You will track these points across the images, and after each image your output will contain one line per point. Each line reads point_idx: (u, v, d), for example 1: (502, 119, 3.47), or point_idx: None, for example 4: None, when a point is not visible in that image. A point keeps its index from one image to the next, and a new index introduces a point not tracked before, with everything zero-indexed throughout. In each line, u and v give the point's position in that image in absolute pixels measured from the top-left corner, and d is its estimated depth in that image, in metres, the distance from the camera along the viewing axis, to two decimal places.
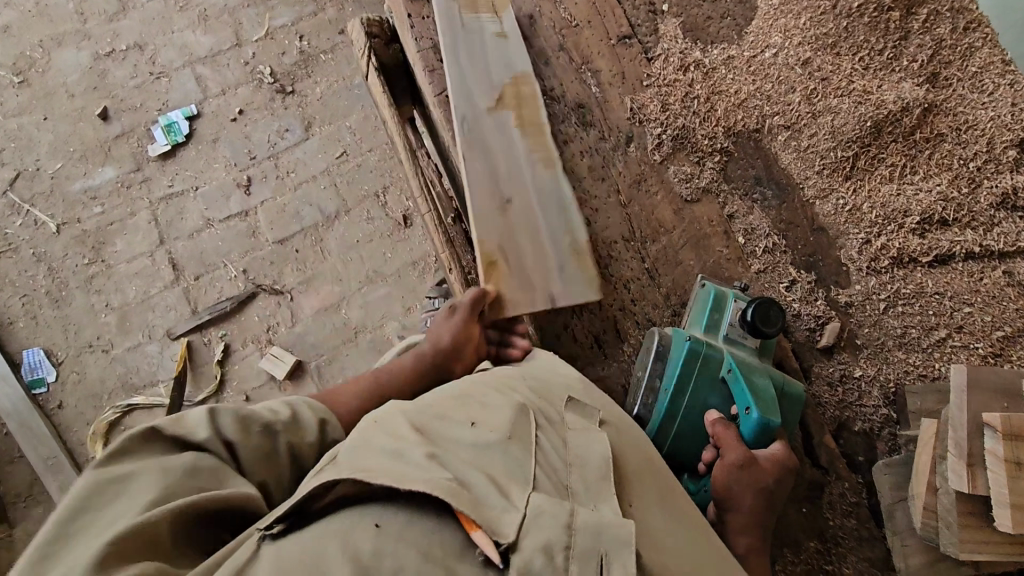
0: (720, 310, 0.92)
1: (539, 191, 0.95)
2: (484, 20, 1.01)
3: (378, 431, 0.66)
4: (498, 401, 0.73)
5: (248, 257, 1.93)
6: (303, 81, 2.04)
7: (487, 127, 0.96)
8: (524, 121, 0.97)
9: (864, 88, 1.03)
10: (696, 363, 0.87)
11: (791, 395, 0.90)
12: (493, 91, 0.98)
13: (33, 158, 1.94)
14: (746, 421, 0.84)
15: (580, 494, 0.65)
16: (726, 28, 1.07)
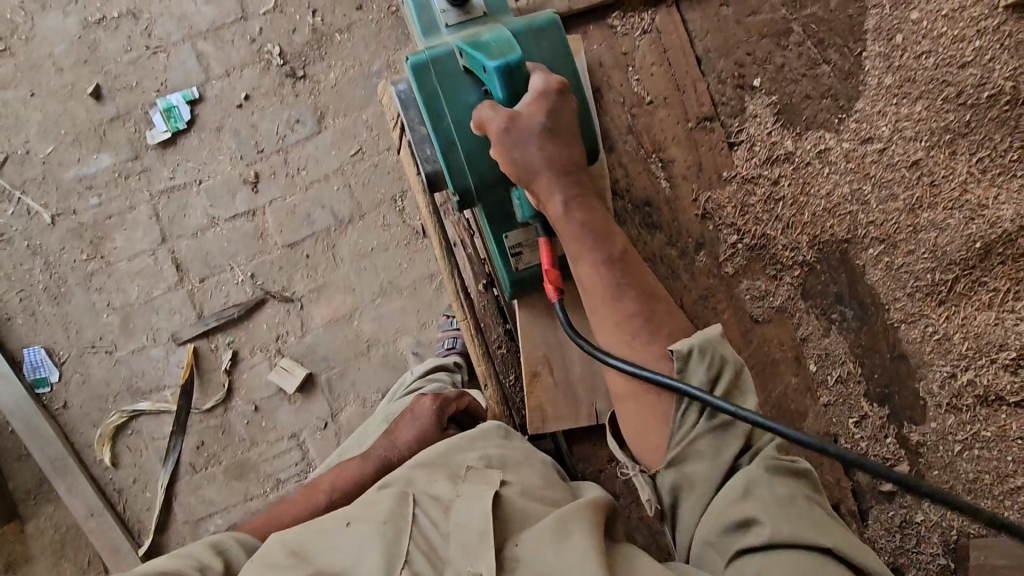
0: (438, 48, 0.93)
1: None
2: (552, 77, 0.89)
3: (258, 565, 0.77)
4: (381, 496, 0.85)
5: (256, 261, 1.81)
6: (316, 63, 1.83)
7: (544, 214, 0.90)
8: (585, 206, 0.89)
9: (977, 199, 0.88)
10: (429, 77, 0.92)
11: (533, 26, 0.88)
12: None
13: (22, 139, 1.77)
14: (491, 81, 0.83)
15: (455, 560, 0.75)
16: (824, 111, 0.92)
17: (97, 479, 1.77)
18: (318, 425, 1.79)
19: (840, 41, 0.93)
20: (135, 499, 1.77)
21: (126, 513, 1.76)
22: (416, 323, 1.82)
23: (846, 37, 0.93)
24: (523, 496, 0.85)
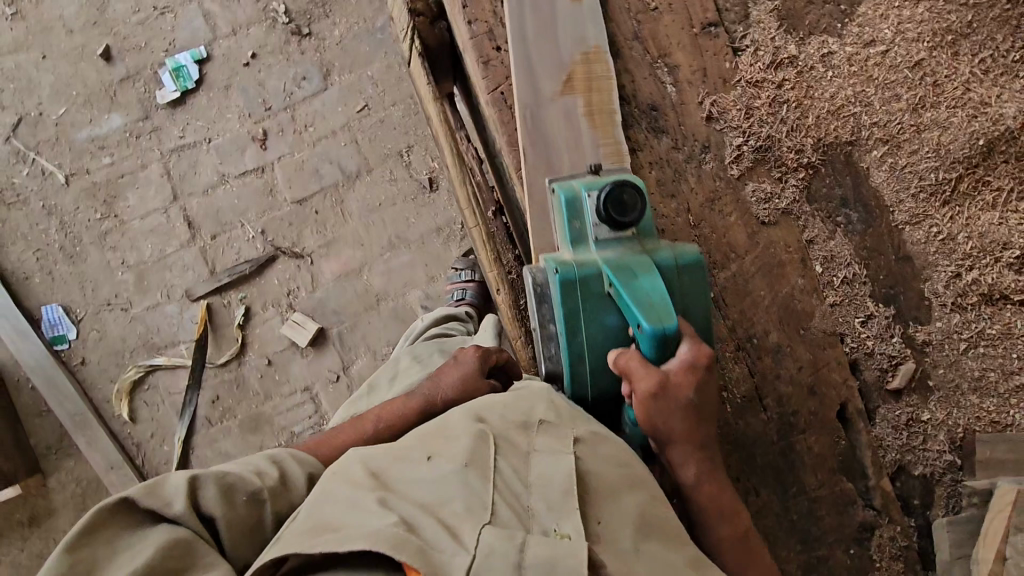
0: (580, 216, 0.82)
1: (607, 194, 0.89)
2: None
3: (338, 485, 0.69)
4: (460, 432, 0.75)
5: (266, 217, 1.84)
6: (321, 21, 1.85)
7: (550, 114, 0.88)
8: (591, 106, 0.88)
9: (980, 98, 0.89)
10: (574, 294, 0.80)
11: (684, 265, 0.78)
12: (559, 72, 0.88)
13: (35, 101, 1.80)
14: (642, 338, 0.74)
15: (540, 515, 0.66)
16: (828, 16, 0.92)
17: (115, 434, 1.80)
18: (330, 378, 1.82)
19: None
20: (153, 453, 1.80)
21: (145, 466, 1.80)
22: (425, 276, 1.85)
23: None
24: (599, 456, 0.75)
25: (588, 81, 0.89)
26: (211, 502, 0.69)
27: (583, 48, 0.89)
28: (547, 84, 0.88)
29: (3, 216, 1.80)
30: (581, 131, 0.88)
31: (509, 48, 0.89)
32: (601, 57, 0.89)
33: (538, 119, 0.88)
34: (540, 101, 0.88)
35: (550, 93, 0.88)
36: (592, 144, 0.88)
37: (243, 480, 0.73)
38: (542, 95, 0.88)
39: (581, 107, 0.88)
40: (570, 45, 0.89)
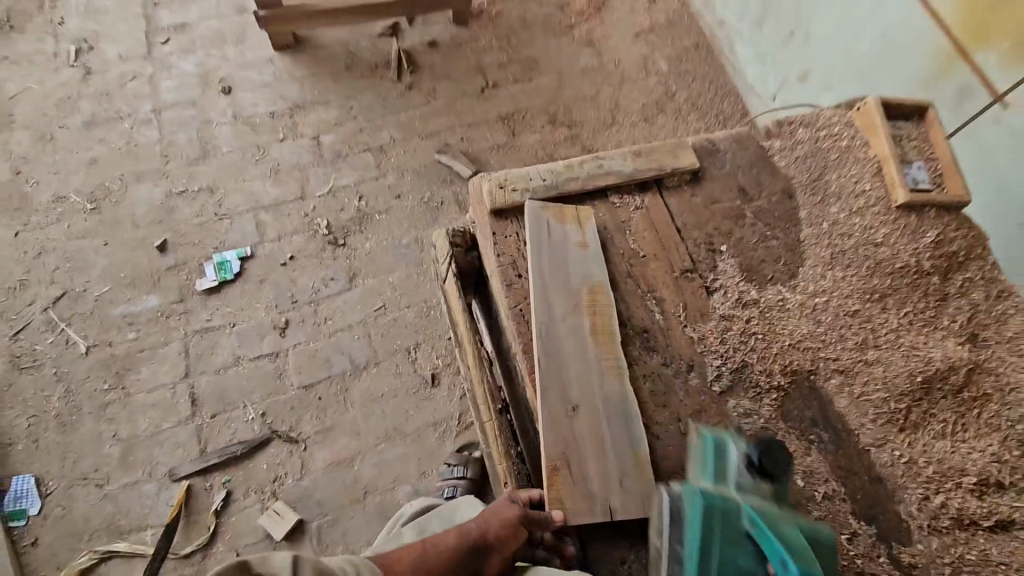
0: (722, 459, 0.92)
1: (608, 400, 1.03)
2: (569, 232, 1.12)
3: None
4: None
5: (270, 399, 1.91)
6: (356, 236, 2.17)
7: (562, 335, 1.06)
8: (596, 328, 1.06)
9: (910, 343, 1.09)
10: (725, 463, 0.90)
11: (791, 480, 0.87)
12: (570, 299, 1.08)
13: (84, 279, 1.99)
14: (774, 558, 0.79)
15: None
16: (779, 271, 1.16)
17: None
18: None
19: (782, 224, 1.21)
20: None
21: None
22: (416, 471, 1.86)
23: (787, 221, 1.21)
24: None
25: (593, 307, 1.08)
26: None
27: (589, 283, 1.09)
28: (560, 307, 1.07)
29: (11, 380, 1.84)
30: (589, 353, 1.05)
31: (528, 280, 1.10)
32: (603, 295, 1.08)
33: (553, 336, 1.06)
34: (558, 323, 1.07)
35: (562, 314, 1.07)
36: (597, 359, 1.04)
37: None
38: (556, 319, 1.07)
39: (588, 329, 1.06)
40: (579, 278, 1.09)
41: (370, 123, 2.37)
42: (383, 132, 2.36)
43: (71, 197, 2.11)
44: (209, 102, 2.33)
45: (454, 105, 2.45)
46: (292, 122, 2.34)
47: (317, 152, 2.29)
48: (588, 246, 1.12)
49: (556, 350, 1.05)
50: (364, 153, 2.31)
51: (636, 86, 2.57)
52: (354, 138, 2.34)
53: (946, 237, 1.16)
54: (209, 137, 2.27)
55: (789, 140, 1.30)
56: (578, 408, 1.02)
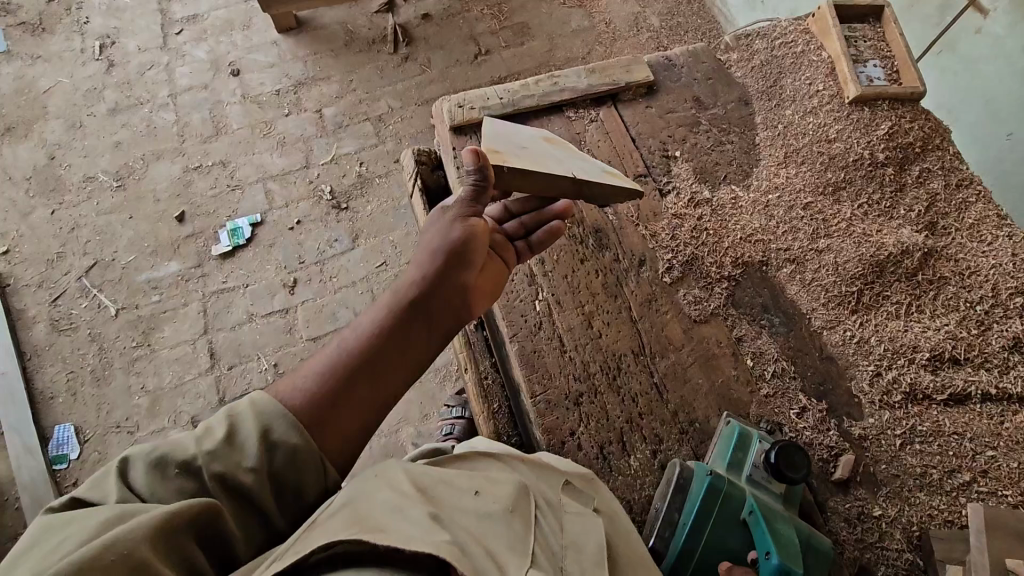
0: (744, 449, 0.93)
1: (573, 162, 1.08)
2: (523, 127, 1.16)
3: (372, 498, 0.64)
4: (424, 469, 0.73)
5: (281, 351, 2.04)
6: (357, 199, 2.29)
7: (526, 135, 1.11)
8: (556, 142, 1.14)
9: (864, 231, 1.11)
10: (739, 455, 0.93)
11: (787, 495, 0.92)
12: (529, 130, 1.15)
13: (112, 250, 2.17)
14: (766, 550, 0.84)
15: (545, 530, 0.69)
16: (733, 172, 1.20)
17: None
18: None
19: (737, 129, 1.24)
20: None
21: None
22: (419, 414, 1.94)
23: (742, 127, 1.24)
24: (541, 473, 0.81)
25: (552, 138, 1.15)
26: (249, 442, 0.74)
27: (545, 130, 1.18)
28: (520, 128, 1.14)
29: (51, 341, 2.03)
30: (552, 146, 1.11)
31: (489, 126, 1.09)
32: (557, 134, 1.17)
33: (516, 130, 1.11)
34: (519, 129, 1.12)
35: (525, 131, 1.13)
36: (559, 151, 1.11)
37: (176, 450, 0.72)
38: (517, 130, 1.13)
39: (549, 140, 1.13)
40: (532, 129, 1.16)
41: (369, 95, 2.49)
42: (380, 102, 2.47)
43: (99, 177, 2.29)
44: (220, 84, 2.49)
45: (448, 72, 2.54)
46: (296, 98, 2.47)
47: (320, 124, 2.42)
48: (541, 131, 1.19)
49: (516, 133, 1.09)
50: (364, 123, 2.43)
51: (628, 43, 2.61)
52: (354, 109, 2.46)
53: (900, 129, 1.19)
54: (221, 116, 2.42)
55: (746, 51, 1.32)
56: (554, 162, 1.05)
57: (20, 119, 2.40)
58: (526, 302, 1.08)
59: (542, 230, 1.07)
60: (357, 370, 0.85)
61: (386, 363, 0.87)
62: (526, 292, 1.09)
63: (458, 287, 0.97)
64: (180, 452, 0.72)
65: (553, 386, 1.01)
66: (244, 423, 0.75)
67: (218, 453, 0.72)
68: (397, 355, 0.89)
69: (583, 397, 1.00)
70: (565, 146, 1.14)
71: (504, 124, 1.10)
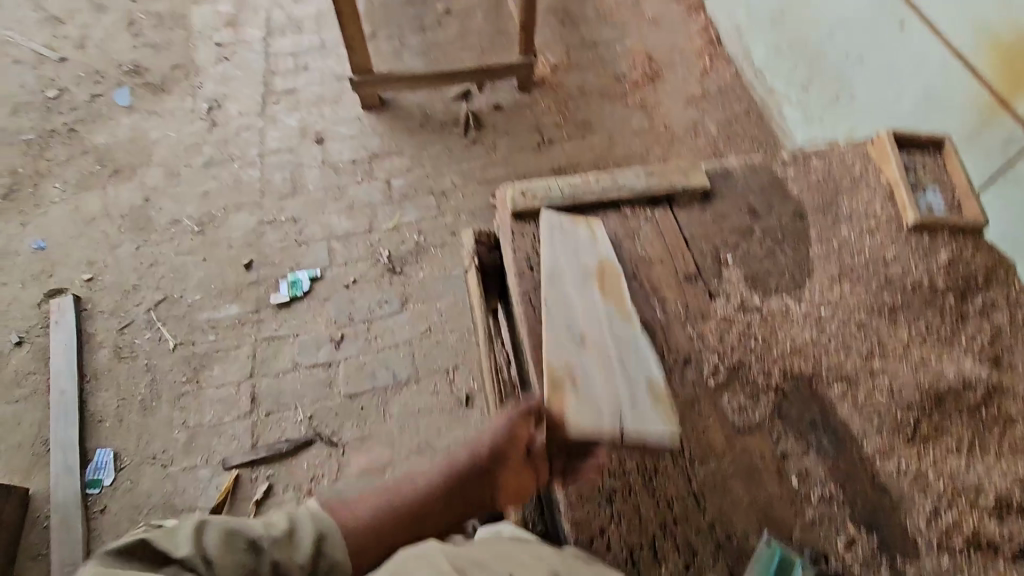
0: None
1: (617, 340, 1.14)
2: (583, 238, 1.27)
3: None
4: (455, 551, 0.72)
5: (318, 404, 2.08)
6: (412, 265, 2.39)
7: (575, 294, 1.19)
8: (606, 289, 1.20)
9: (921, 358, 1.08)
10: None
11: None
12: (582, 269, 1.22)
13: (182, 288, 2.33)
14: None
15: None
16: (785, 282, 1.20)
17: None
18: None
19: (792, 240, 1.26)
20: None
21: None
22: None
23: (796, 238, 1.26)
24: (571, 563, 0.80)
25: (603, 275, 1.22)
26: (304, 544, 0.82)
27: (598, 257, 1.24)
28: (573, 273, 1.22)
29: (111, 366, 2.14)
30: (599, 308, 1.17)
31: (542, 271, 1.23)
32: (612, 266, 1.23)
33: (568, 296, 1.19)
34: (570, 285, 1.20)
35: (576, 280, 1.21)
36: (606, 313, 1.17)
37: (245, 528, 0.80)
38: (569, 280, 1.21)
39: (599, 292, 1.19)
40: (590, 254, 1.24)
41: (436, 171, 2.67)
42: (445, 178, 2.64)
43: (184, 221, 2.51)
44: (304, 149, 2.74)
45: (511, 157, 2.71)
46: (370, 168, 2.68)
47: (387, 193, 2.60)
48: (597, 239, 1.27)
49: (563, 283, 1.20)
50: (427, 196, 2.59)
51: (684, 147, 2.73)
52: (421, 183, 2.63)
53: (960, 258, 1.18)
54: (301, 178, 2.64)
55: (803, 166, 1.37)
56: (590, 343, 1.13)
57: (127, 164, 2.68)
58: (567, 388, 1.09)
59: (581, 470, 1.01)
60: (397, 513, 0.96)
61: (419, 518, 0.97)
62: (568, 377, 1.10)
63: (493, 478, 1.03)
64: (251, 531, 0.80)
65: (586, 480, 1.00)
66: (305, 529, 0.84)
67: (279, 546, 0.80)
68: (429, 516, 0.98)
69: (616, 495, 0.99)
70: (615, 289, 1.20)
71: (558, 264, 1.22)
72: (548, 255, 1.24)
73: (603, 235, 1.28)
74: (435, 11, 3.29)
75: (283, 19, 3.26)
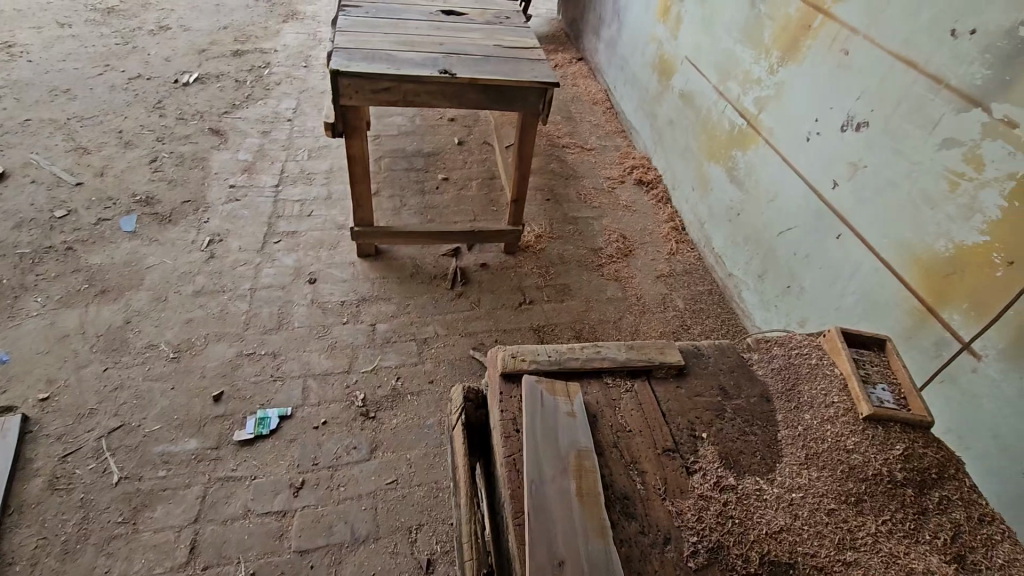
0: None
1: (589, 527, 1.10)
2: (560, 410, 1.31)
3: None
4: None
5: (264, 559, 1.90)
6: (386, 410, 2.38)
7: (549, 492, 1.15)
8: (581, 488, 1.16)
9: (890, 551, 1.12)
10: None
11: None
12: (557, 458, 1.21)
13: (142, 415, 2.23)
14: None
15: None
16: (756, 463, 1.27)
17: None
18: None
19: (759, 421, 1.35)
20: None
21: None
22: None
23: (763, 419, 1.36)
24: None
25: (579, 468, 1.20)
26: None
27: (576, 449, 1.23)
28: (548, 466, 1.20)
29: (41, 498, 1.96)
30: (574, 511, 1.12)
31: (523, 444, 1.24)
32: (588, 448, 1.24)
33: (540, 496, 1.15)
34: (545, 474, 1.18)
35: (551, 474, 1.19)
36: (581, 519, 1.11)
37: None
38: (543, 473, 1.19)
39: (574, 489, 1.16)
40: (567, 439, 1.25)
41: (420, 319, 2.78)
42: (429, 327, 2.75)
43: (161, 346, 2.49)
44: (296, 288, 2.85)
45: (493, 312, 2.86)
46: (357, 310, 2.78)
47: (370, 336, 2.67)
48: (575, 415, 1.30)
49: (539, 461, 1.21)
50: (409, 342, 2.66)
51: (654, 317, 2.95)
52: (404, 328, 2.72)
53: (914, 451, 1.28)
54: (287, 314, 2.71)
55: (766, 353, 1.53)
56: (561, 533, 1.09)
57: (116, 285, 2.73)
58: (550, 545, 1.07)
59: None
60: None
61: None
62: (555, 529, 1.09)
63: None
64: None
65: None
66: None
67: None
68: None
69: None
70: (589, 474, 1.19)
71: (536, 439, 1.24)
72: (528, 428, 1.26)
73: (582, 415, 1.31)
74: (435, 178, 3.69)
75: (295, 171, 3.59)
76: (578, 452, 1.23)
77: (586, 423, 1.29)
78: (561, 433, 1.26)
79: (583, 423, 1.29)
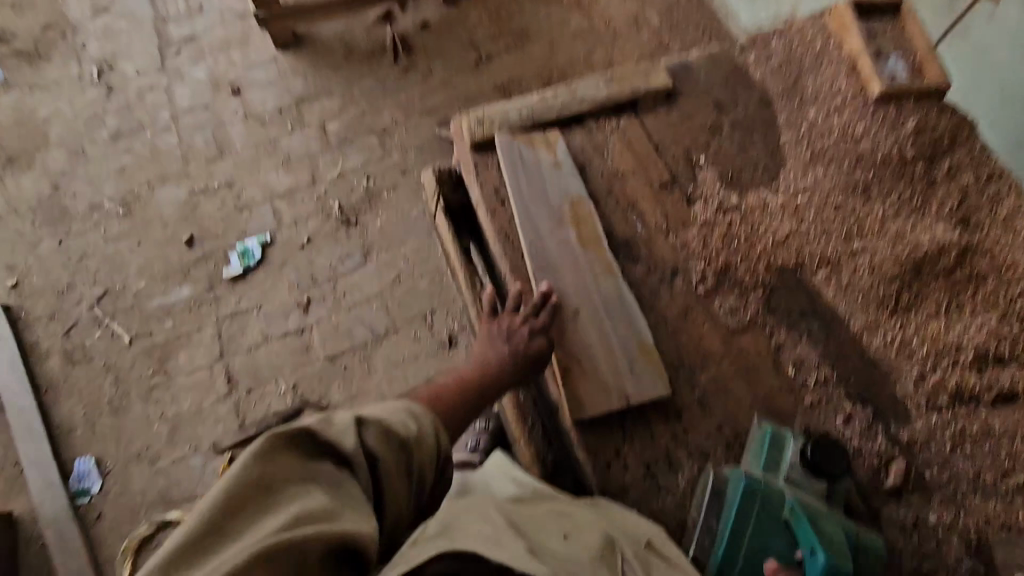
0: (780, 449, 1.08)
1: (595, 271, 1.21)
2: (545, 165, 1.28)
3: (479, 523, 0.82)
4: (546, 533, 0.88)
5: (299, 371, 2.02)
6: (367, 214, 2.26)
7: (552, 246, 1.22)
8: (583, 238, 1.23)
9: (897, 231, 1.20)
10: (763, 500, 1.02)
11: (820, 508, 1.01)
12: (553, 213, 1.24)
13: (123, 277, 2.15)
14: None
15: None
16: (762, 176, 1.27)
17: None
18: None
19: (761, 133, 1.30)
20: None
21: None
22: None
23: (766, 131, 1.31)
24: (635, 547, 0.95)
25: (576, 217, 1.24)
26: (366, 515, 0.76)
27: (568, 198, 1.26)
28: (545, 223, 1.24)
29: (67, 373, 2.01)
30: (579, 258, 1.21)
31: (514, 208, 1.24)
32: (580, 195, 1.26)
33: (543, 252, 1.22)
34: (544, 233, 1.23)
35: (550, 230, 1.23)
36: (587, 264, 1.21)
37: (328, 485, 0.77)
38: (542, 232, 1.23)
39: (575, 238, 1.23)
40: (559, 191, 1.26)
41: (372, 107, 2.46)
42: (384, 114, 2.45)
43: (105, 204, 2.27)
44: (222, 105, 2.47)
45: (450, 81, 2.52)
46: (298, 114, 2.45)
47: (324, 140, 2.40)
48: (561, 165, 1.28)
49: (536, 223, 1.23)
50: (369, 136, 2.41)
51: (628, 42, 2.59)
52: (359, 123, 2.43)
53: (924, 125, 1.25)
54: (224, 137, 2.40)
55: (763, 51, 1.38)
56: (570, 284, 1.20)
57: (21, 150, 2.38)
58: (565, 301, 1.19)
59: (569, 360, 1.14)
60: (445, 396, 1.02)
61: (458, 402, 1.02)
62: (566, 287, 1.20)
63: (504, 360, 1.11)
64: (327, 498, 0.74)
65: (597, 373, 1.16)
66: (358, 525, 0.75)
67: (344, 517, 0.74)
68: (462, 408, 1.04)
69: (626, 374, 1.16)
70: (588, 218, 1.24)
71: (528, 202, 1.25)
72: (516, 193, 1.25)
73: (569, 164, 1.28)
74: None
75: None
76: (573, 206, 1.25)
77: (574, 173, 1.28)
78: (551, 189, 1.26)
79: (571, 174, 1.28)
